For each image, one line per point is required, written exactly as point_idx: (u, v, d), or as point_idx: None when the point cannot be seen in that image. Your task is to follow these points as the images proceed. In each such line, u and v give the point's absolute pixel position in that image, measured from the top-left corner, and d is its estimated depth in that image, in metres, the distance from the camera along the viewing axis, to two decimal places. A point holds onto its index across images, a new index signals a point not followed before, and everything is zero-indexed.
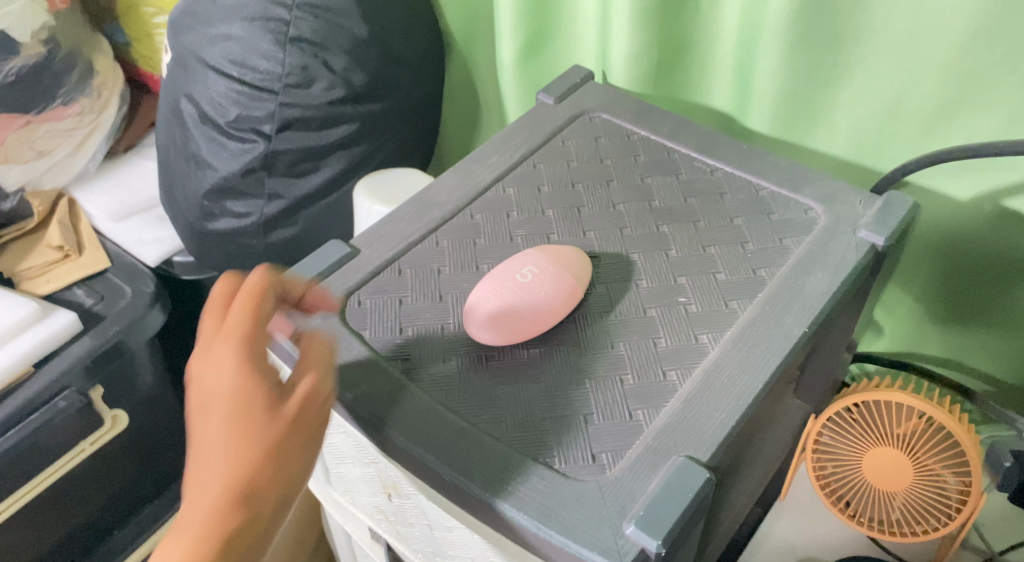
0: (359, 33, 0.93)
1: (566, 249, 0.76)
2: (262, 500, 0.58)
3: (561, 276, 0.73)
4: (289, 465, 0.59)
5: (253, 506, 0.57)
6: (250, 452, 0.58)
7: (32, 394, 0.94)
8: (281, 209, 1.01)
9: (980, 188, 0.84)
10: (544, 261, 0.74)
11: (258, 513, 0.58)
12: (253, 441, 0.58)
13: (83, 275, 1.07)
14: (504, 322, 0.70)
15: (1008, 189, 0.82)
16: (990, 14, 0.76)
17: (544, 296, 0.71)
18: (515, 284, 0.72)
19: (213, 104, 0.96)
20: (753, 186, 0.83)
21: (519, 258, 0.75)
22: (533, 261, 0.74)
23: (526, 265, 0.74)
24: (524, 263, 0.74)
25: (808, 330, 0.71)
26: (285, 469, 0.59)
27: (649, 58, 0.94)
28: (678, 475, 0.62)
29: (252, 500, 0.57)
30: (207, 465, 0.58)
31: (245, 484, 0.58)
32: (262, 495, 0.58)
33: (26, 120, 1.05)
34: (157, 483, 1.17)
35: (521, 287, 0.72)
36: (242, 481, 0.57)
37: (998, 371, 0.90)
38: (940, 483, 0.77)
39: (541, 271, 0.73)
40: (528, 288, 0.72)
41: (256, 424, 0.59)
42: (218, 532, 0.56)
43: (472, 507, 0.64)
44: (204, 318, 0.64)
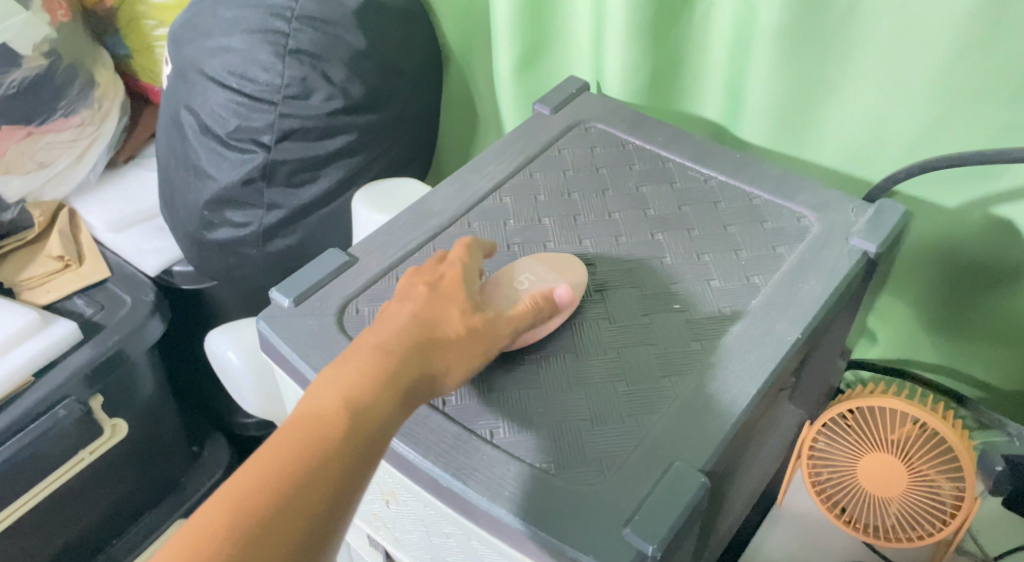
0: (357, 45, 0.95)
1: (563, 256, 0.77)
2: (395, 413, 0.59)
3: (567, 289, 0.74)
4: (422, 391, 0.61)
5: (387, 414, 0.58)
6: (401, 371, 0.60)
7: (32, 403, 0.95)
8: (280, 219, 1.02)
9: (966, 196, 0.85)
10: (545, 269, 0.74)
11: (385, 423, 0.58)
12: (407, 361, 0.60)
13: (84, 285, 1.07)
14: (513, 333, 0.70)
15: (994, 197, 0.83)
16: (976, 29, 0.77)
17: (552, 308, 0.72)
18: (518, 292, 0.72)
19: (213, 115, 0.97)
20: (747, 194, 0.84)
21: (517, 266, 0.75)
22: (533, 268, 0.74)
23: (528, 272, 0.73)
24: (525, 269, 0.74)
25: (801, 336, 0.71)
26: (419, 395, 0.61)
27: (644, 69, 0.95)
28: (673, 480, 0.63)
29: (389, 408, 0.58)
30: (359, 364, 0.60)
31: (388, 394, 0.59)
32: (398, 408, 0.59)
33: (28, 131, 1.07)
34: (156, 493, 1.17)
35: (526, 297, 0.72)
36: (391, 392, 0.59)
37: (991, 378, 0.91)
38: (934, 489, 0.78)
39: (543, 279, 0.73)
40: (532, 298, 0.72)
41: (417, 350, 0.61)
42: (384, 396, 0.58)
43: (469, 511, 0.65)
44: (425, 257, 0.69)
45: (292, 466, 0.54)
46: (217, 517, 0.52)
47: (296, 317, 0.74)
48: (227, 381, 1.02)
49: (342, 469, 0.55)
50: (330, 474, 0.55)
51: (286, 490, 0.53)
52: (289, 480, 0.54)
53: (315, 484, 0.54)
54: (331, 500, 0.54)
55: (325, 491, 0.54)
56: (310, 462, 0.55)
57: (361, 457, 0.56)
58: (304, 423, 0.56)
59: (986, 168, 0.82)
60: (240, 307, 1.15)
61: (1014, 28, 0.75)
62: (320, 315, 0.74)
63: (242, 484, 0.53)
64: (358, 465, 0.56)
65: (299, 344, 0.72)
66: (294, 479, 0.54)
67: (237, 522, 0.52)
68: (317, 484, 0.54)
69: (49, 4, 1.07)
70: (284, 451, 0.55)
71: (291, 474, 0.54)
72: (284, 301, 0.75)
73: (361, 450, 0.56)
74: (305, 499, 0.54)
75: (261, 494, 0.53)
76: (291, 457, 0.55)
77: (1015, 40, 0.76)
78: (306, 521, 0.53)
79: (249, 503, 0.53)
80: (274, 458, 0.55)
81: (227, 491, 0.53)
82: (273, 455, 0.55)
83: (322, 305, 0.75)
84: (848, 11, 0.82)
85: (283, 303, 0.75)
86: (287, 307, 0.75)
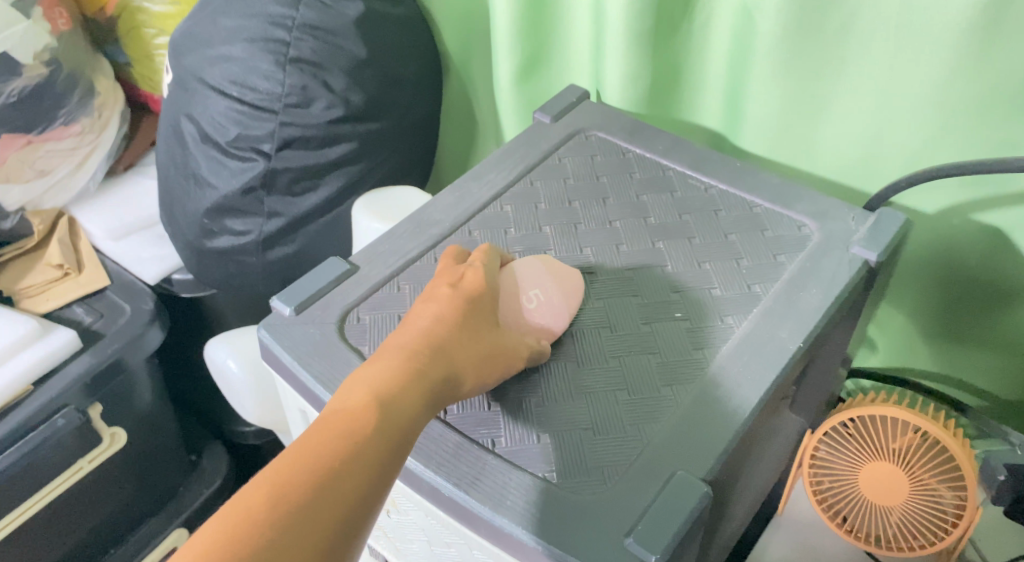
0: (357, 54, 0.95)
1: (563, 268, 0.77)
2: (425, 412, 0.59)
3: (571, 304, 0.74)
4: (449, 394, 0.62)
5: (417, 412, 0.59)
6: (428, 371, 0.60)
7: (31, 412, 0.94)
8: (280, 227, 1.02)
9: (953, 202, 0.85)
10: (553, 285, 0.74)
11: (415, 423, 0.58)
12: (434, 361, 0.61)
13: (83, 293, 1.07)
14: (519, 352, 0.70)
15: (981, 203, 0.84)
16: (973, 39, 0.77)
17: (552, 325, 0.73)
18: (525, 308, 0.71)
19: (214, 123, 0.97)
20: (747, 203, 0.84)
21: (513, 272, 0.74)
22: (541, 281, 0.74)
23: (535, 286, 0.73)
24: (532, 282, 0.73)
25: (802, 344, 0.71)
26: (447, 397, 0.62)
27: (644, 78, 0.95)
28: (675, 489, 0.63)
29: (418, 407, 0.59)
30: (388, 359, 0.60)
31: (417, 392, 0.59)
32: (426, 407, 0.60)
33: (27, 139, 1.06)
34: (155, 502, 1.17)
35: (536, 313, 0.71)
36: (419, 391, 0.59)
37: (992, 386, 0.91)
38: (935, 498, 0.77)
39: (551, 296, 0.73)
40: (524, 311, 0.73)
41: (444, 353, 0.62)
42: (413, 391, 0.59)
43: (470, 520, 0.65)
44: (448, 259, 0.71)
45: (329, 459, 0.54)
46: (258, 504, 0.52)
47: (297, 325, 0.74)
48: (227, 389, 1.02)
49: (376, 465, 0.55)
50: (366, 469, 0.55)
51: (325, 482, 0.53)
52: (327, 472, 0.54)
53: (354, 477, 0.54)
54: (367, 493, 0.54)
55: (363, 485, 0.54)
56: (347, 456, 0.54)
57: (394, 453, 0.57)
58: (337, 419, 0.56)
59: (972, 177, 0.82)
60: (240, 316, 1.15)
61: (1011, 39, 0.75)
62: (320, 323, 0.74)
63: (282, 476, 0.53)
64: (390, 461, 0.56)
65: (300, 352, 0.72)
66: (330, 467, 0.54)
67: (278, 510, 0.51)
68: (354, 478, 0.54)
69: (50, 12, 1.07)
70: (322, 446, 0.55)
71: (332, 464, 0.54)
72: (284, 309, 0.75)
73: (393, 447, 0.57)
74: (343, 491, 0.54)
75: (302, 484, 0.53)
76: (330, 451, 0.54)
77: (1012, 50, 0.76)
78: (346, 513, 0.53)
79: (289, 493, 0.52)
80: (313, 450, 0.54)
81: (266, 481, 0.53)
82: (311, 449, 0.54)
83: (323, 313, 0.75)
84: (846, 21, 0.82)
85: (284, 312, 0.75)
86: (288, 316, 0.75)
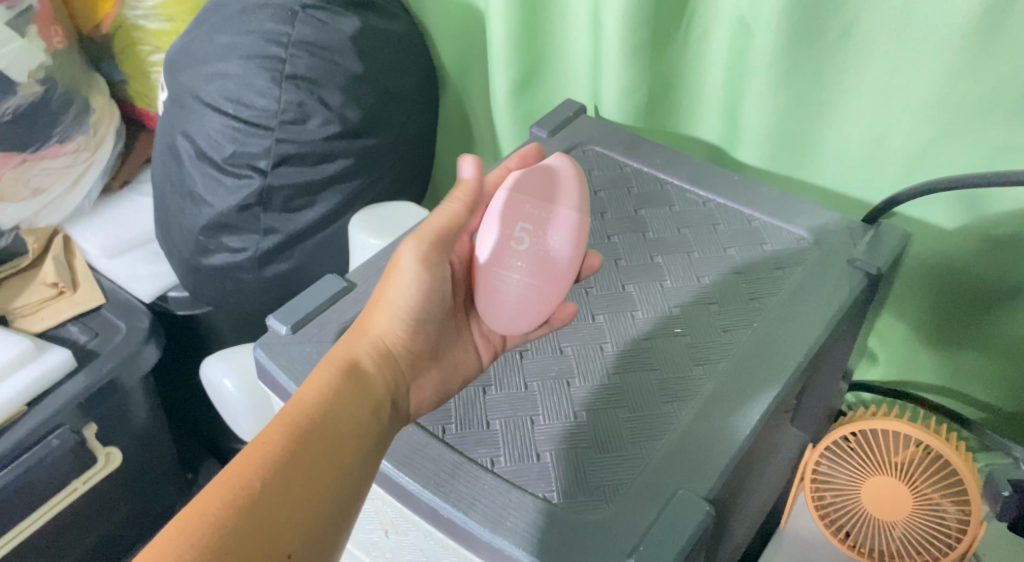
0: (353, 71, 0.95)
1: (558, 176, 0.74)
2: (354, 414, 0.63)
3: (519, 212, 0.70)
4: (377, 368, 0.66)
5: (340, 407, 0.63)
6: (338, 363, 0.65)
7: (25, 433, 0.93)
8: (276, 244, 1.01)
9: (968, 219, 0.84)
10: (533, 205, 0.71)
11: (356, 435, 0.62)
12: (342, 354, 0.66)
13: (77, 312, 1.07)
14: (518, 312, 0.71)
15: (997, 219, 0.82)
16: (967, 53, 0.77)
17: (500, 242, 0.69)
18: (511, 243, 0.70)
19: (210, 141, 0.96)
20: (746, 217, 0.84)
21: (566, 205, 0.72)
22: (524, 208, 0.70)
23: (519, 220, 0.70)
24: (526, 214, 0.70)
25: (802, 360, 0.71)
26: (373, 374, 0.66)
27: (640, 94, 0.94)
28: (678, 508, 0.62)
29: (339, 402, 0.63)
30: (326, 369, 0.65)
31: (333, 388, 0.64)
32: (350, 400, 0.64)
33: (22, 157, 1.05)
34: (150, 521, 1.16)
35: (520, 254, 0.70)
36: (333, 386, 0.64)
37: (994, 398, 0.90)
38: (939, 513, 0.76)
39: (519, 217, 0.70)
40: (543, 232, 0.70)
41: (349, 339, 0.67)
42: (350, 396, 0.64)
43: (470, 543, 0.64)
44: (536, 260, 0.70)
45: (244, 487, 0.58)
46: (179, 544, 0.56)
47: (294, 344, 0.73)
48: (223, 408, 1.01)
49: (297, 472, 0.59)
50: (288, 484, 0.59)
51: (244, 507, 0.58)
52: (244, 499, 0.58)
53: (280, 499, 0.58)
54: (299, 502, 0.59)
55: (287, 495, 0.59)
56: (262, 475, 0.59)
57: (319, 456, 0.60)
58: (249, 450, 0.60)
59: (981, 193, 0.81)
60: (236, 333, 1.14)
61: (1009, 51, 0.75)
62: (317, 342, 0.74)
63: (200, 514, 0.57)
64: (320, 464, 0.60)
65: (296, 372, 0.71)
66: (262, 491, 0.58)
67: (198, 544, 0.56)
68: (277, 494, 0.59)
69: (45, 30, 1.07)
70: (232, 478, 0.59)
71: (261, 491, 0.58)
72: (280, 328, 0.74)
73: (313, 452, 0.60)
74: (264, 509, 0.58)
75: (219, 517, 0.57)
76: (244, 479, 0.58)
77: (1008, 63, 0.76)
78: (276, 525, 0.58)
79: (207, 525, 0.57)
80: (227, 482, 0.58)
81: (181, 522, 0.57)
82: (221, 488, 0.58)
83: (319, 331, 0.74)
84: (840, 34, 0.82)
85: (280, 331, 0.74)
86: (284, 335, 0.74)
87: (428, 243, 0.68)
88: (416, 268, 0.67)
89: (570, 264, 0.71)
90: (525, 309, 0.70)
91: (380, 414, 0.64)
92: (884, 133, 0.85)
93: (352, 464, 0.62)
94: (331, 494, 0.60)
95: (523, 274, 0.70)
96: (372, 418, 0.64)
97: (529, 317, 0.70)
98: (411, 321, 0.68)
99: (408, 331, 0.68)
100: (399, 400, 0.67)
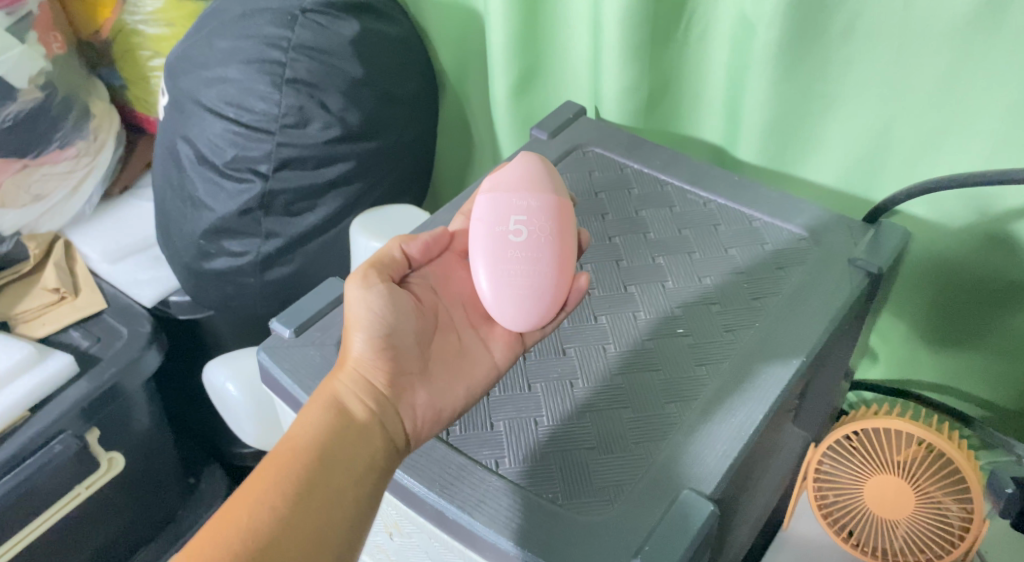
0: (353, 74, 0.95)
1: (530, 168, 0.76)
2: (336, 439, 0.64)
3: (503, 209, 0.72)
4: (359, 393, 0.66)
5: (323, 436, 0.64)
6: (321, 396, 0.66)
7: (28, 439, 0.93)
8: (278, 248, 1.01)
9: (967, 217, 0.84)
10: (520, 199, 0.72)
11: (342, 458, 0.63)
12: (324, 387, 0.66)
13: (79, 317, 1.06)
14: (531, 306, 0.70)
15: (996, 217, 0.82)
16: (963, 51, 0.77)
17: (491, 240, 0.71)
18: (508, 237, 0.71)
19: (211, 145, 0.96)
20: (747, 217, 0.84)
21: (546, 191, 0.73)
22: (510, 205, 0.72)
23: (507, 216, 0.72)
24: (510, 213, 0.72)
25: (805, 359, 0.71)
26: (353, 399, 0.66)
27: (639, 94, 0.95)
28: (682, 509, 0.62)
29: (323, 432, 0.64)
30: (307, 406, 0.66)
31: (315, 420, 0.64)
32: (333, 427, 0.64)
33: (22, 163, 1.06)
34: (153, 526, 1.15)
35: (522, 247, 0.70)
36: (316, 418, 0.65)
37: (995, 396, 0.91)
38: (941, 510, 0.77)
39: (514, 212, 0.72)
40: (533, 220, 0.71)
41: (330, 374, 0.67)
42: (330, 422, 0.64)
43: (476, 545, 0.64)
44: (526, 247, 0.70)
45: (238, 526, 0.59)
46: None
47: (297, 347, 0.74)
48: (226, 411, 1.01)
49: (289, 505, 0.60)
50: (282, 516, 0.60)
51: (243, 543, 0.58)
52: (240, 538, 0.58)
53: (276, 533, 0.59)
54: (296, 532, 0.59)
55: (283, 528, 0.59)
56: (254, 514, 0.59)
57: (309, 486, 0.61)
58: (241, 492, 0.61)
59: (981, 192, 0.82)
60: (238, 337, 1.14)
61: (1004, 51, 0.76)
62: (319, 345, 0.74)
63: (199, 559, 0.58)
64: (312, 493, 0.61)
65: (300, 375, 0.71)
66: (256, 529, 0.59)
67: None
68: (273, 528, 0.59)
69: (45, 37, 1.07)
70: (227, 518, 0.59)
71: (256, 528, 0.59)
72: (284, 331, 0.74)
73: (303, 481, 0.61)
74: (261, 545, 0.58)
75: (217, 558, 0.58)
76: (238, 518, 0.59)
77: (1005, 61, 0.76)
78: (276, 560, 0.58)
79: None
80: (222, 524, 0.59)
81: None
82: (217, 531, 0.59)
83: (322, 334, 0.74)
84: (838, 34, 0.82)
85: (283, 334, 0.74)
86: (287, 338, 0.74)
87: (366, 272, 0.70)
88: (362, 293, 0.68)
89: (565, 248, 0.71)
90: (530, 298, 0.70)
91: (368, 437, 0.64)
92: (882, 132, 0.85)
93: (348, 488, 0.62)
94: (328, 518, 0.61)
95: (522, 264, 0.70)
96: (359, 442, 0.64)
97: (539, 307, 0.70)
98: (385, 341, 0.67)
99: (387, 351, 0.68)
100: (390, 418, 0.66)
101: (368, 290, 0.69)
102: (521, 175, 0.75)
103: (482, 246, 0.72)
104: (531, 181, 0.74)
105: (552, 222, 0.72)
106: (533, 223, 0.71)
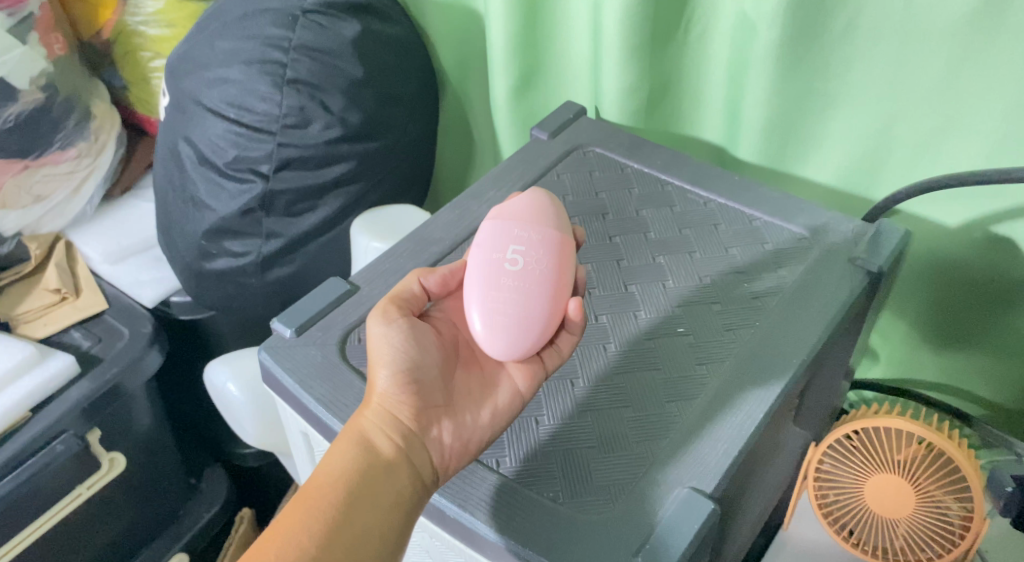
0: (354, 75, 0.95)
1: (537, 203, 0.74)
2: (364, 483, 0.62)
3: (503, 240, 0.70)
4: (385, 430, 0.64)
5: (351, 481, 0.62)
6: (347, 435, 0.64)
7: (30, 439, 0.94)
8: (279, 248, 1.01)
9: (967, 216, 0.84)
10: (522, 231, 0.71)
11: (372, 502, 0.62)
12: (351, 425, 0.65)
13: (80, 318, 1.07)
14: (521, 336, 0.67)
15: (996, 216, 0.83)
16: (962, 51, 0.78)
17: (486, 267, 0.69)
18: (503, 266, 0.68)
19: (212, 146, 0.97)
20: (747, 217, 0.84)
21: (549, 225, 0.72)
22: (511, 235, 0.71)
23: (507, 245, 0.70)
24: (510, 243, 0.70)
25: (806, 358, 0.71)
26: (379, 437, 0.64)
27: (640, 94, 0.95)
28: (683, 507, 0.62)
29: (351, 476, 0.62)
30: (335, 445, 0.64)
31: (343, 463, 0.63)
32: (360, 470, 0.63)
33: (24, 164, 1.06)
34: (155, 526, 1.15)
35: (517, 277, 0.68)
36: (343, 461, 0.63)
37: (995, 395, 0.91)
38: (941, 508, 0.77)
39: (512, 243, 0.70)
40: (530, 252, 0.69)
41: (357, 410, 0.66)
42: (357, 464, 0.63)
43: (477, 543, 0.64)
44: (521, 276, 0.68)
45: None
46: None
47: (298, 347, 0.74)
48: (227, 411, 1.01)
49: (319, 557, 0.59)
50: None
51: None
52: None
53: None
54: None
55: None
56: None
57: (339, 536, 0.60)
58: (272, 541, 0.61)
59: (981, 191, 0.82)
60: (239, 337, 1.15)
61: (1004, 50, 0.76)
62: (321, 345, 0.74)
63: None
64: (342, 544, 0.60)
65: (301, 374, 0.72)
66: None
67: None
68: None
69: (46, 38, 1.08)
70: None
71: None
72: (285, 331, 0.75)
73: (333, 530, 0.60)
74: None
75: None
76: None
77: (1004, 61, 0.76)
78: None
79: None
80: None
81: None
82: None
83: (323, 334, 0.75)
84: (837, 34, 0.82)
85: (284, 334, 0.75)
86: (288, 338, 0.74)
87: (386, 308, 0.67)
88: (384, 331, 0.66)
89: (561, 280, 0.69)
90: (520, 327, 0.66)
91: (395, 478, 0.63)
92: (881, 132, 0.86)
93: (377, 534, 0.61)
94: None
95: (513, 293, 0.67)
96: (388, 485, 0.63)
97: (529, 336, 0.67)
98: (409, 376, 0.65)
99: (412, 387, 0.65)
100: (417, 455, 0.64)
101: (391, 326, 0.66)
102: (525, 208, 0.73)
103: (476, 274, 0.69)
104: (535, 215, 0.73)
105: (552, 253, 0.70)
106: (530, 256, 0.69)
